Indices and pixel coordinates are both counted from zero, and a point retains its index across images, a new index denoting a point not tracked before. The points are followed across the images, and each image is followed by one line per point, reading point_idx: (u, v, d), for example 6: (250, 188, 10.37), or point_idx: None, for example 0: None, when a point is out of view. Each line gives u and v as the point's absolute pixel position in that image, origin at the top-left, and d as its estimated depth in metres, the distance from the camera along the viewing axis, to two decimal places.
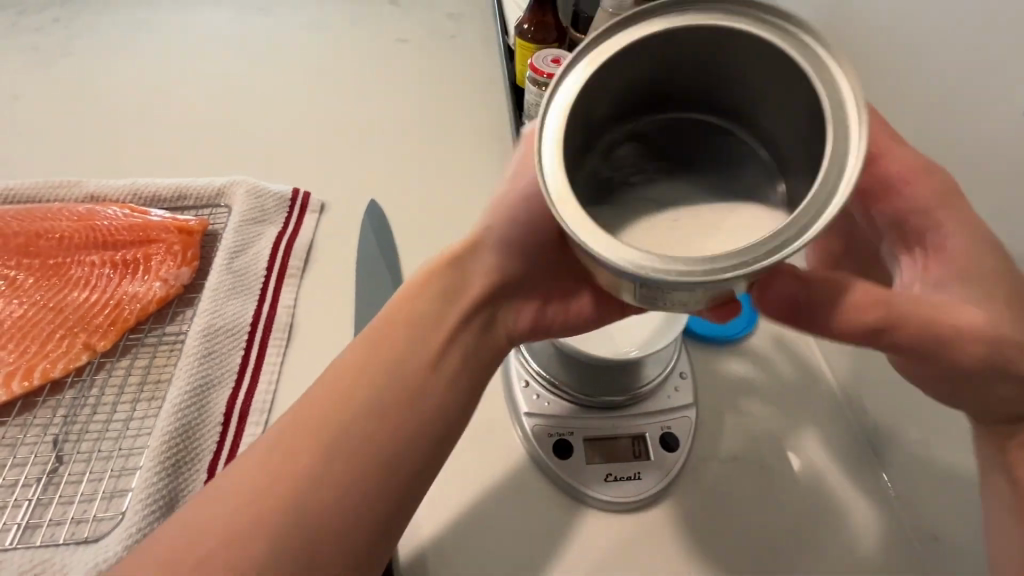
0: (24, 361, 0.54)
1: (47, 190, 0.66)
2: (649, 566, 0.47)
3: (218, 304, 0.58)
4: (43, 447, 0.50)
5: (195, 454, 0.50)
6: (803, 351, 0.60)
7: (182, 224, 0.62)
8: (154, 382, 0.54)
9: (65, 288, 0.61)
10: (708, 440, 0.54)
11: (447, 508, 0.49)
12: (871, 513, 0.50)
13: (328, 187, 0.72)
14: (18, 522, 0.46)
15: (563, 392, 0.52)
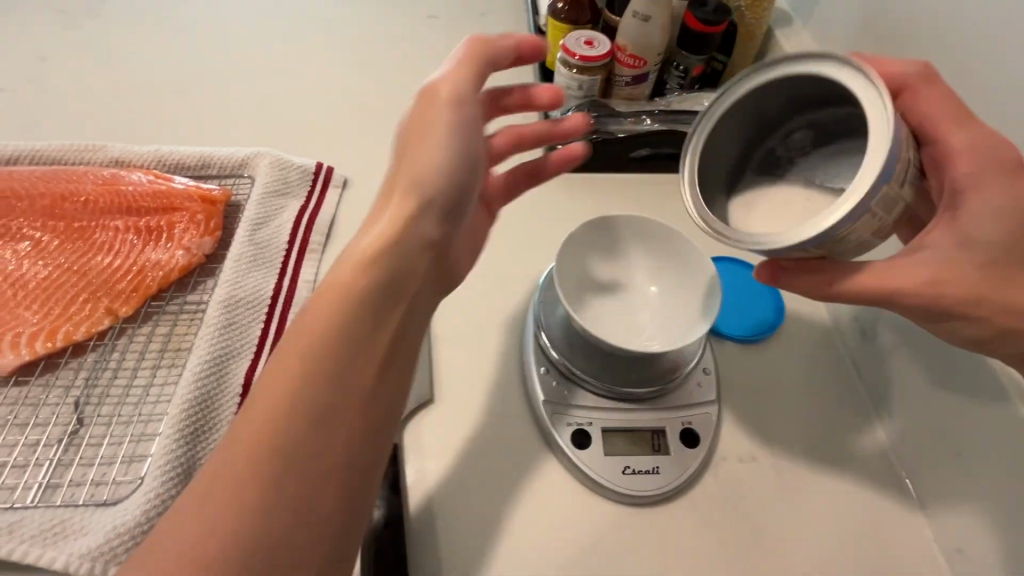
0: (48, 323, 0.54)
1: (72, 152, 0.66)
2: (669, 558, 0.47)
3: (239, 276, 0.58)
4: (64, 409, 0.50)
5: (214, 424, 0.50)
6: (830, 352, 0.59)
7: (206, 193, 0.61)
8: (174, 350, 0.54)
9: (89, 252, 0.61)
10: (731, 438, 0.53)
11: (461, 495, 0.48)
12: (893, 519, 0.50)
13: (351, 161, 0.71)
14: (38, 481, 0.46)
15: (583, 380, 0.51)
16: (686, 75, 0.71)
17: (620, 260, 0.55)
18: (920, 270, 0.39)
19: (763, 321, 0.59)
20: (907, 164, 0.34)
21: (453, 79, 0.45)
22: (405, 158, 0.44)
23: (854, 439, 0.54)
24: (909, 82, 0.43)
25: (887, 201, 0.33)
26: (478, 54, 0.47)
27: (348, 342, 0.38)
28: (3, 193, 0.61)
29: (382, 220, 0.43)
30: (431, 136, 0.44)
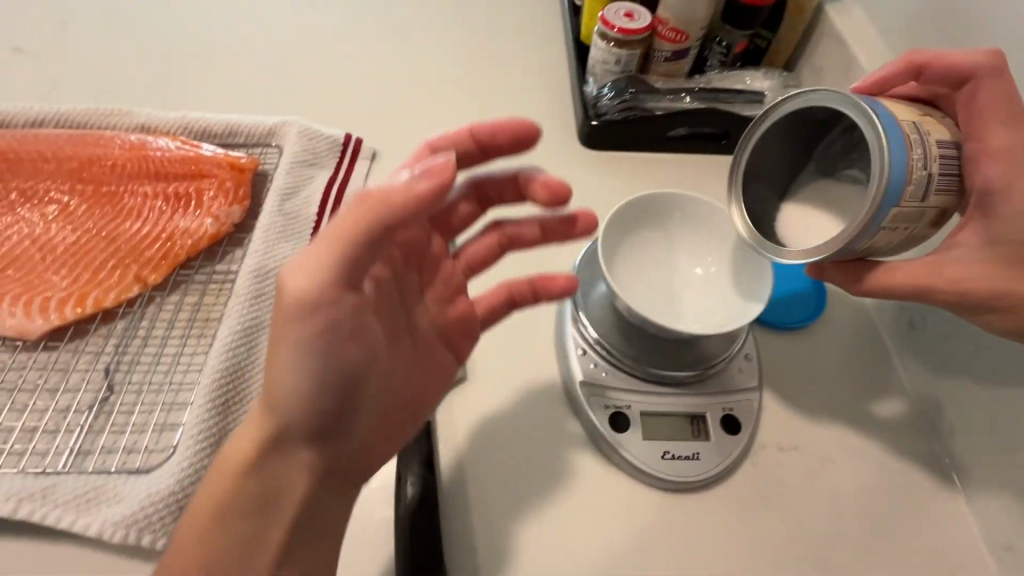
0: (77, 289, 0.53)
1: (98, 117, 0.65)
2: (708, 546, 0.46)
3: (269, 246, 0.56)
4: (95, 375, 0.49)
5: (245, 395, 0.49)
6: (874, 342, 0.57)
7: (234, 160, 0.60)
8: (204, 319, 0.53)
9: (116, 217, 0.60)
10: (771, 426, 0.51)
11: (498, 474, 0.47)
12: (939, 514, 0.48)
13: (380, 134, 0.69)
14: (70, 447, 0.46)
15: (621, 363, 0.50)
16: (729, 52, 0.68)
17: (662, 239, 0.53)
18: (948, 270, 0.41)
19: (807, 295, 0.58)
20: (915, 184, 0.36)
21: (305, 252, 0.35)
22: (284, 305, 0.35)
23: (899, 432, 0.52)
24: (974, 74, 0.43)
25: (899, 217, 0.37)
26: (372, 221, 0.32)
27: (270, 453, 0.39)
28: (30, 155, 0.60)
29: (268, 362, 0.38)
30: (292, 285, 0.35)
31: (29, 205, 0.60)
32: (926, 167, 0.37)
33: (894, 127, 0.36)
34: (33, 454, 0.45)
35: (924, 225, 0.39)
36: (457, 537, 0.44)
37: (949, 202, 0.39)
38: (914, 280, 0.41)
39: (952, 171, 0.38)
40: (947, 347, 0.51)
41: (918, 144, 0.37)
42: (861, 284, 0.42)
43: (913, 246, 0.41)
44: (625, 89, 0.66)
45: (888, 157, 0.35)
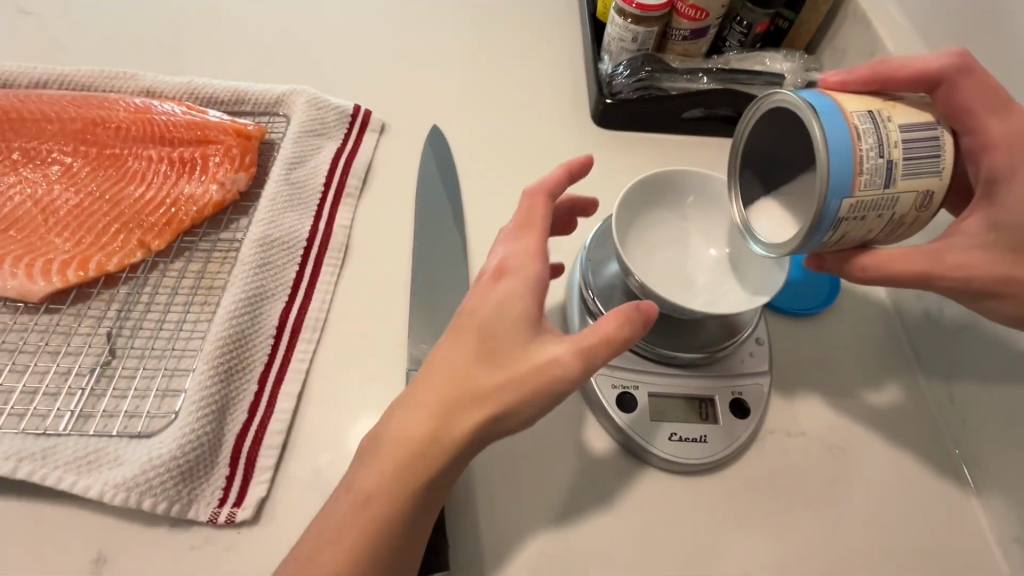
0: (79, 251, 0.53)
1: (104, 80, 0.63)
2: (709, 530, 0.45)
3: (275, 216, 0.55)
4: (97, 340, 0.49)
5: (247, 364, 0.48)
6: (886, 331, 0.56)
7: (241, 127, 0.59)
8: (208, 287, 0.52)
9: (120, 181, 0.59)
10: (778, 412, 0.51)
11: (501, 451, 0.47)
12: (947, 507, 0.47)
13: (388, 107, 0.67)
14: (71, 409, 0.45)
15: (630, 342, 0.49)
16: (749, 33, 0.64)
17: (675, 219, 0.52)
18: (950, 254, 0.38)
19: (820, 278, 0.57)
20: (870, 173, 0.33)
21: (518, 305, 0.38)
22: (510, 360, 0.36)
23: (909, 423, 0.51)
24: (941, 77, 0.39)
25: (861, 207, 0.34)
26: (622, 335, 0.37)
27: (424, 496, 0.35)
28: (34, 115, 0.59)
29: (438, 385, 0.36)
30: (522, 346, 0.37)
31: (31, 166, 0.59)
32: (883, 153, 0.33)
33: (837, 120, 0.33)
34: (34, 416, 0.45)
35: (905, 211, 0.35)
36: (458, 512, 0.44)
37: (935, 184, 0.35)
38: (913, 265, 0.38)
39: (928, 153, 0.34)
40: (964, 337, 0.49)
41: (870, 130, 0.34)
42: (857, 271, 0.38)
43: (904, 232, 0.36)
44: (641, 67, 0.63)
45: (826, 149, 0.33)
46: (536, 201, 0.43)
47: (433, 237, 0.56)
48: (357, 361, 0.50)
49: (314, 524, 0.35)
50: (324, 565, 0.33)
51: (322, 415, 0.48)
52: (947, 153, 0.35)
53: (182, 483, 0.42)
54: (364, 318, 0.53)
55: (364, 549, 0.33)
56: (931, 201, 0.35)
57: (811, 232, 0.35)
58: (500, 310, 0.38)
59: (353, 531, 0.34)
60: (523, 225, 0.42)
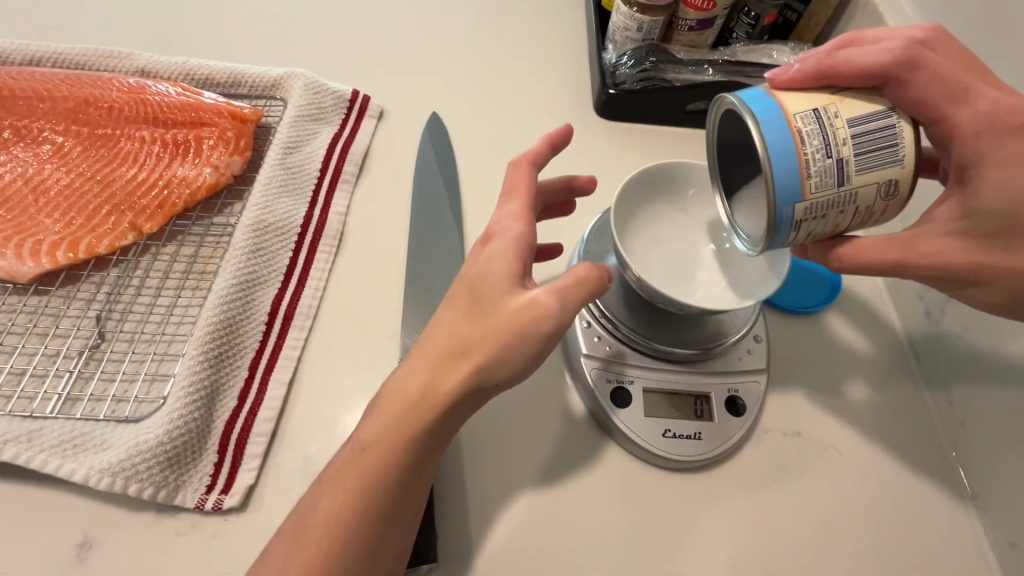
0: (70, 233, 0.52)
1: (97, 59, 0.62)
2: (701, 528, 0.45)
3: (269, 201, 0.54)
4: (86, 323, 0.48)
5: (238, 350, 0.48)
6: (886, 332, 0.55)
7: (236, 110, 0.58)
8: (200, 271, 0.51)
9: (112, 162, 0.58)
10: (775, 411, 0.50)
11: (493, 443, 0.46)
12: (943, 510, 0.47)
13: (387, 93, 0.66)
14: (58, 392, 0.45)
15: (627, 337, 0.48)
16: (757, 24, 0.63)
17: (677, 213, 0.51)
18: (924, 244, 0.36)
19: (821, 281, 0.55)
20: (819, 175, 0.32)
21: (500, 262, 0.37)
22: (489, 314, 0.36)
23: (907, 425, 0.50)
24: (889, 75, 0.34)
25: (815, 209, 0.33)
26: (594, 282, 0.37)
27: (409, 470, 0.36)
28: (25, 93, 0.58)
29: (434, 343, 0.37)
30: (501, 299, 0.36)
31: (23, 145, 0.58)
32: (831, 153, 0.32)
33: (778, 124, 0.32)
34: (21, 398, 0.44)
35: (869, 204, 0.33)
36: (448, 504, 0.44)
37: (897, 173, 0.33)
38: (890, 254, 0.37)
39: (883, 142, 0.33)
40: (965, 338, 0.48)
41: (815, 131, 0.32)
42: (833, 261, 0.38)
43: (875, 221, 0.35)
44: (645, 58, 0.62)
45: (767, 159, 0.32)
46: (521, 168, 0.43)
47: (428, 225, 0.55)
48: (349, 350, 0.50)
49: (326, 473, 0.37)
50: (320, 511, 0.35)
51: (312, 403, 0.47)
52: (906, 139, 0.33)
53: (170, 469, 0.41)
54: (357, 306, 0.52)
55: (358, 497, 0.35)
56: (897, 190, 0.33)
57: (770, 237, 0.34)
58: (487, 269, 0.38)
59: (349, 478, 0.35)
60: (510, 192, 0.42)
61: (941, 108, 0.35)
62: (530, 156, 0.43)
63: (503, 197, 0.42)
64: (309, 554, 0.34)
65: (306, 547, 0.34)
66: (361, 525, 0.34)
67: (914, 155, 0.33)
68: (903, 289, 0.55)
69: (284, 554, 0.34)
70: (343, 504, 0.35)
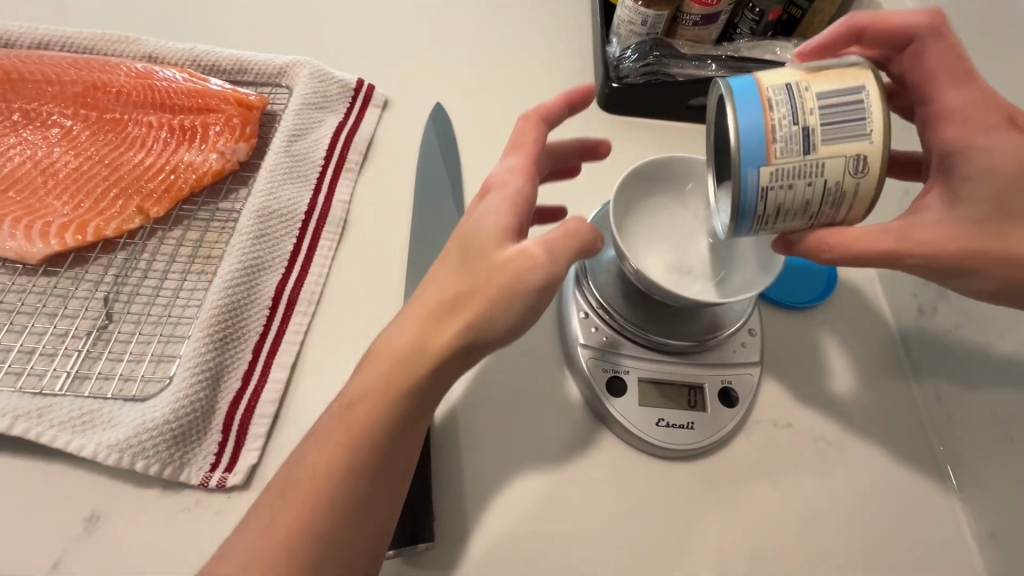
0: (78, 215, 0.53)
1: (105, 44, 0.63)
2: (690, 515, 0.46)
3: (274, 187, 0.55)
4: (93, 304, 0.49)
5: (242, 333, 0.49)
6: (879, 328, 0.56)
7: (242, 97, 0.58)
8: (205, 256, 0.52)
9: (120, 146, 0.58)
10: (767, 402, 0.51)
11: (490, 428, 0.48)
12: (927, 501, 0.48)
13: (392, 83, 0.67)
14: (67, 370, 0.46)
15: (624, 327, 0.49)
16: (761, 20, 0.63)
17: (676, 202, 0.52)
18: (917, 231, 0.36)
19: (818, 274, 0.57)
20: (784, 141, 0.32)
21: (492, 219, 0.39)
22: (477, 269, 0.37)
23: (896, 419, 0.51)
24: (913, 35, 0.39)
25: (782, 175, 0.33)
26: (584, 234, 0.38)
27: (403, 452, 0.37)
28: (34, 77, 0.59)
29: (425, 301, 0.38)
30: (489, 253, 0.38)
31: (31, 127, 0.59)
32: (798, 120, 0.32)
33: (749, 91, 0.33)
34: (31, 375, 0.45)
35: (838, 178, 0.33)
36: (445, 487, 0.45)
37: (865, 149, 0.32)
38: (880, 244, 0.35)
39: (851, 116, 0.33)
40: (955, 335, 0.49)
41: (784, 100, 0.33)
42: (822, 252, 0.36)
43: (848, 203, 0.34)
44: (649, 52, 0.62)
45: (735, 121, 0.33)
46: (530, 123, 0.44)
47: (430, 214, 0.56)
48: (350, 336, 0.50)
49: (315, 430, 0.38)
50: (306, 467, 0.36)
51: (314, 388, 0.48)
52: (875, 115, 0.32)
53: (175, 447, 0.43)
54: (360, 294, 0.53)
55: (331, 474, 0.35)
56: (864, 168, 0.33)
57: (740, 203, 0.34)
58: (478, 226, 0.39)
59: (335, 436, 0.36)
60: (516, 146, 0.43)
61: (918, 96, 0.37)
62: (543, 112, 0.44)
63: (509, 150, 0.43)
64: (288, 528, 0.34)
65: (293, 504, 0.35)
66: (349, 509, 0.35)
67: (884, 133, 0.33)
68: (898, 286, 0.55)
69: (271, 511, 0.35)
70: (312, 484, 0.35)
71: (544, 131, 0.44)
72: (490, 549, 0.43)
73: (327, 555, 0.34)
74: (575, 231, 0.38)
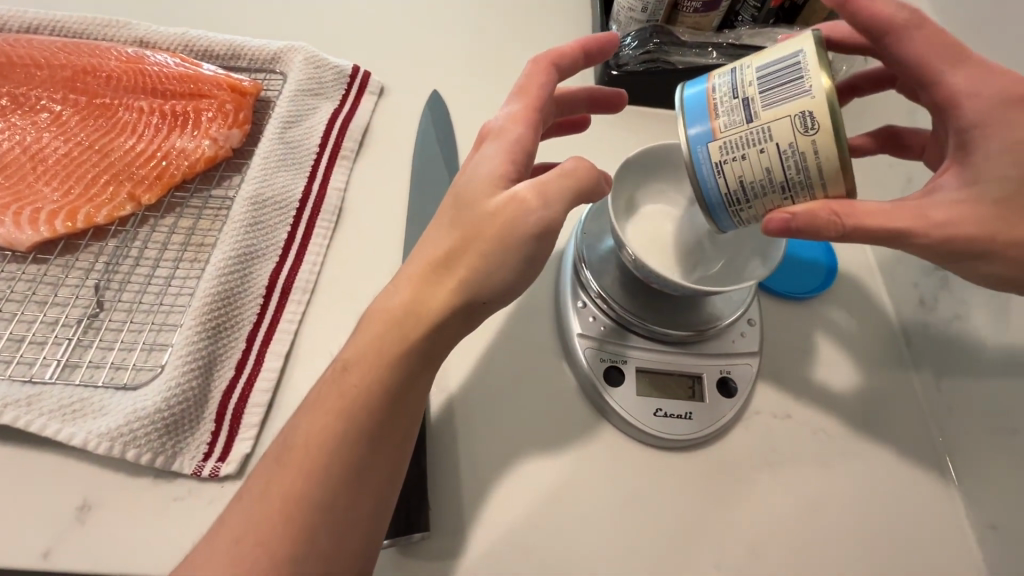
0: (67, 202, 0.52)
1: (96, 28, 0.62)
2: (688, 505, 0.45)
3: (268, 175, 0.54)
4: (84, 292, 0.48)
5: (235, 322, 0.48)
6: (880, 319, 0.55)
7: (235, 82, 0.57)
8: (197, 244, 0.51)
9: (110, 132, 0.57)
10: (766, 393, 0.51)
11: (486, 418, 0.47)
12: (926, 493, 0.47)
13: (388, 70, 0.66)
14: (57, 359, 0.45)
15: (623, 317, 0.48)
16: (763, 7, 0.61)
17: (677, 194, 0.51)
18: (933, 211, 0.35)
19: (817, 268, 0.56)
20: (726, 114, 0.34)
21: (488, 166, 0.38)
22: (471, 218, 0.37)
23: (896, 410, 0.51)
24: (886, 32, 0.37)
25: (731, 147, 0.34)
26: (582, 175, 0.37)
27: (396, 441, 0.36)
28: (23, 60, 0.58)
29: (420, 261, 0.38)
30: (480, 202, 0.37)
31: (20, 113, 0.58)
32: (737, 94, 0.34)
33: (697, 82, 0.36)
34: (20, 363, 0.45)
35: (789, 139, 0.32)
36: (441, 478, 0.45)
37: (809, 104, 0.31)
38: (893, 222, 0.34)
39: (789, 78, 0.32)
40: (958, 325, 0.48)
41: (728, 81, 0.35)
42: (833, 226, 0.33)
43: (814, 165, 0.32)
44: (649, 39, 0.60)
45: (681, 108, 0.36)
46: (540, 67, 0.42)
47: (427, 203, 0.55)
48: (345, 325, 0.50)
49: (310, 399, 0.37)
50: (300, 433, 0.35)
51: (307, 377, 0.47)
52: (812, 70, 0.31)
53: (167, 436, 0.42)
54: (355, 283, 0.52)
55: (323, 450, 0.34)
56: (814, 122, 0.31)
57: (694, 180, 0.36)
58: (474, 172, 0.38)
59: (331, 400, 0.36)
60: (522, 90, 0.41)
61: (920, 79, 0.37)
62: (555, 56, 0.43)
63: (513, 95, 0.41)
64: (275, 514, 0.33)
65: (287, 469, 0.34)
66: (341, 499, 0.34)
67: (828, 84, 0.31)
68: (898, 276, 0.55)
69: (266, 476, 0.35)
70: (292, 472, 0.34)
71: (554, 75, 0.43)
72: (487, 538, 0.43)
73: (317, 538, 0.34)
74: (577, 173, 0.37)
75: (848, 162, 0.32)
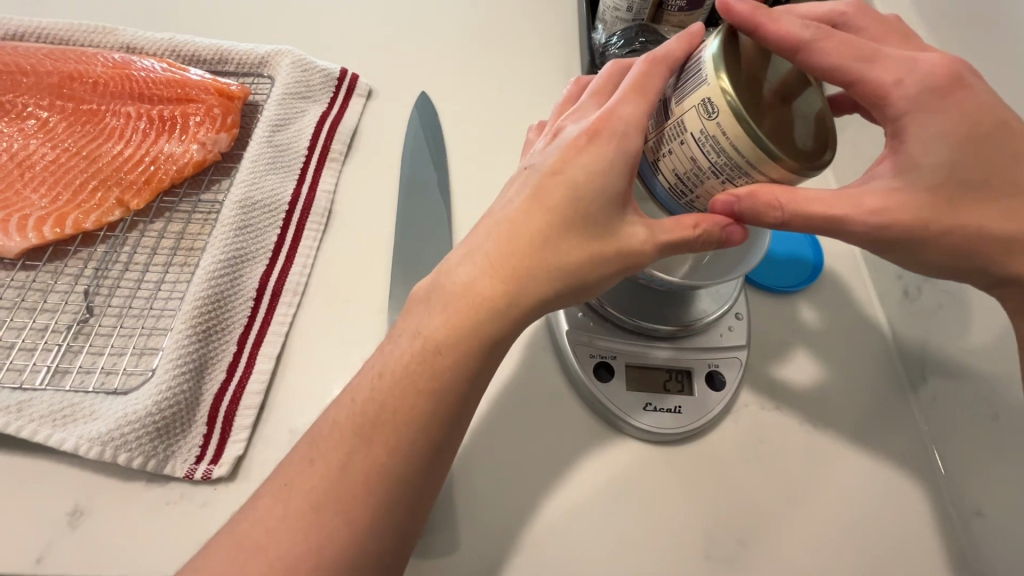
0: (56, 208, 0.52)
1: (82, 35, 0.62)
2: (681, 499, 0.46)
3: (257, 177, 0.55)
4: (74, 297, 0.49)
5: (227, 324, 0.48)
6: (865, 312, 0.56)
7: (222, 86, 0.57)
8: (187, 248, 0.51)
9: (98, 137, 0.58)
10: (754, 384, 0.51)
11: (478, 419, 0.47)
12: (914, 480, 0.48)
13: (376, 72, 0.66)
14: (47, 364, 0.45)
15: (611, 314, 0.49)
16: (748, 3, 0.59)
17: None
18: (891, 193, 0.35)
19: (804, 264, 0.57)
20: (653, 120, 0.37)
21: (609, 181, 0.35)
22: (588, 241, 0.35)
23: (880, 399, 0.52)
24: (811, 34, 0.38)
25: (659, 147, 0.36)
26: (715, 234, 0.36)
27: None
28: (9, 67, 0.58)
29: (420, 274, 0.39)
30: (608, 227, 0.36)
31: (6, 120, 0.58)
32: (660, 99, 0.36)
33: None
34: (11, 369, 0.45)
35: (697, 128, 0.33)
36: None
37: (706, 92, 0.32)
38: (834, 208, 0.35)
39: (694, 72, 0.34)
40: (939, 320, 0.49)
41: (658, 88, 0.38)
42: (772, 211, 0.33)
43: (727, 145, 0.32)
44: (634, 38, 0.59)
45: None
46: (655, 64, 0.37)
47: (417, 204, 0.55)
48: (335, 329, 0.50)
49: None
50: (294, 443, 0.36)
51: (299, 380, 0.47)
52: (708, 63, 0.33)
53: (159, 440, 0.42)
54: (344, 285, 0.52)
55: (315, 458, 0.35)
56: (714, 107, 0.32)
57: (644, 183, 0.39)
58: (589, 179, 0.35)
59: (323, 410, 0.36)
60: (636, 90, 0.36)
61: (849, 72, 0.36)
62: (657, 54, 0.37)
63: (624, 94, 0.37)
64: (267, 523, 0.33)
65: (279, 477, 0.35)
66: None
67: (721, 70, 0.32)
68: (883, 270, 0.56)
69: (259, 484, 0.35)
70: (283, 480, 0.34)
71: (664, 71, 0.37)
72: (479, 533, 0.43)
73: None
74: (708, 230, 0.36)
75: (760, 135, 0.31)
